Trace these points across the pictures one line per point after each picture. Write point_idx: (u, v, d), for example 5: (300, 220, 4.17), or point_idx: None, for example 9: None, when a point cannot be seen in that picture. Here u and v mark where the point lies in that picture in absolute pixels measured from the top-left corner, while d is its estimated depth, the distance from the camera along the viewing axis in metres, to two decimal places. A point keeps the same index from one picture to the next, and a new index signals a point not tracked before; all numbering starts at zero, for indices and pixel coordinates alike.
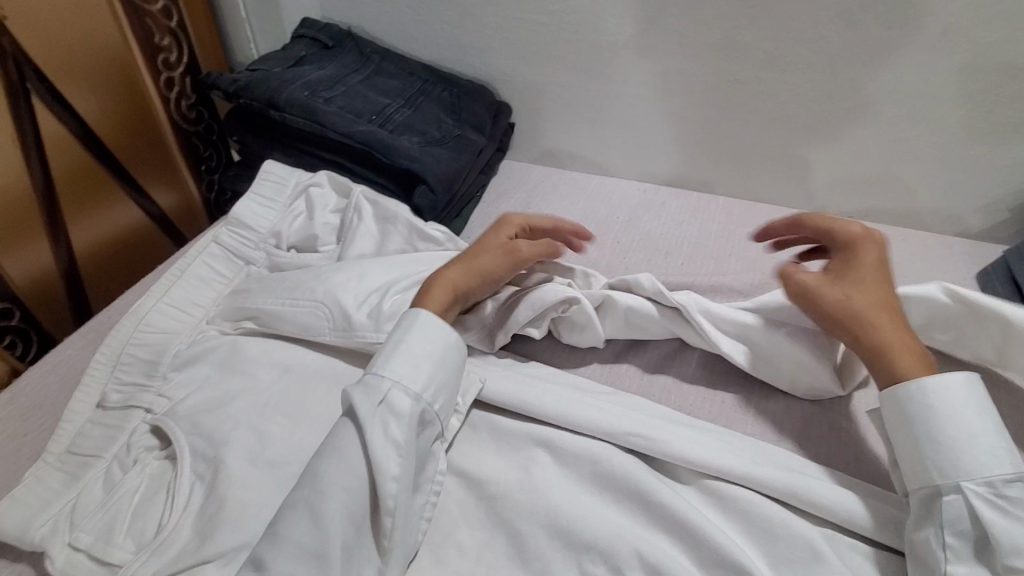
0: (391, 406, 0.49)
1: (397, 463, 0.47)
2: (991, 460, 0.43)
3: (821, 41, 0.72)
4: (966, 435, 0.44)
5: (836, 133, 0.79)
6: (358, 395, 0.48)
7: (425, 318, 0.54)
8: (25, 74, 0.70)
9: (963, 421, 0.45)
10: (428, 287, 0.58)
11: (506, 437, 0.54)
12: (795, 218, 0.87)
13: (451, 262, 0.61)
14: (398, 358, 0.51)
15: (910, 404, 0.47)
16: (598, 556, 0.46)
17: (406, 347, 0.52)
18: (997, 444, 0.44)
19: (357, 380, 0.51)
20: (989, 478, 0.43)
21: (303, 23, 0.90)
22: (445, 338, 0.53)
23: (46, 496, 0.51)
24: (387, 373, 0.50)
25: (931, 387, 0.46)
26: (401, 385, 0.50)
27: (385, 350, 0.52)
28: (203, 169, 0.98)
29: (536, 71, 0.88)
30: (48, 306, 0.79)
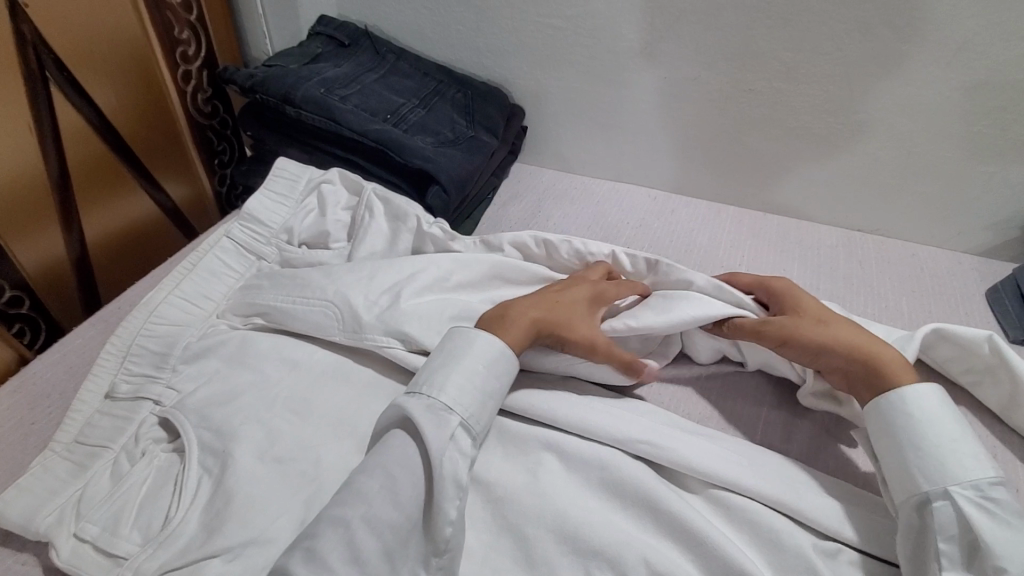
0: (457, 446, 0.47)
1: (455, 503, 0.45)
2: (975, 466, 0.44)
3: (837, 53, 0.72)
4: (946, 439, 0.46)
5: (849, 147, 0.79)
6: (428, 428, 0.46)
7: (500, 354, 0.52)
8: (45, 62, 0.70)
9: (939, 425, 0.47)
10: (508, 319, 0.56)
11: (513, 439, 0.54)
12: (804, 230, 0.87)
13: (524, 303, 0.58)
14: (467, 392, 0.49)
15: (894, 415, 0.49)
16: (606, 562, 0.46)
17: (476, 381, 0.50)
18: (977, 450, 0.45)
19: (420, 405, 0.48)
20: (967, 481, 0.44)
21: (320, 21, 0.90)
22: (511, 378, 0.52)
23: (54, 486, 0.51)
24: (456, 408, 0.48)
25: (909, 397, 0.48)
26: (467, 423, 0.48)
27: (452, 379, 0.49)
28: (216, 163, 0.98)
29: (551, 76, 0.88)
30: (58, 294, 0.79)
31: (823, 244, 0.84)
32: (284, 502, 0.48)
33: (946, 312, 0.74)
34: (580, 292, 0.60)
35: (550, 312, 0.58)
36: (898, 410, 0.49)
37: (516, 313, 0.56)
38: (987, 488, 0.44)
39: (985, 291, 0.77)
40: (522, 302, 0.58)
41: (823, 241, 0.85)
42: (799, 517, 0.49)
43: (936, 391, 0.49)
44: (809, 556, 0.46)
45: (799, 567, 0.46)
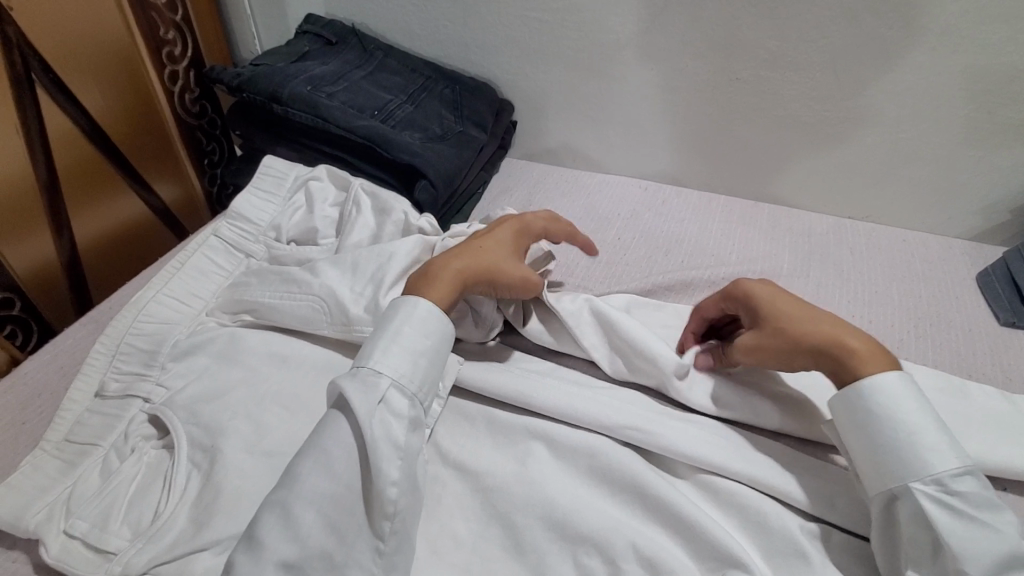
0: (389, 408, 0.47)
1: (396, 466, 0.46)
2: (938, 458, 0.43)
3: (822, 40, 0.72)
4: (909, 431, 0.44)
5: (837, 134, 0.79)
6: (355, 394, 0.46)
7: (423, 311, 0.51)
8: (31, 64, 0.70)
9: (899, 418, 0.45)
10: (431, 276, 0.55)
11: (501, 428, 0.55)
12: (795, 218, 0.87)
13: (447, 253, 0.57)
14: (396, 354, 0.49)
15: (857, 409, 0.47)
16: (594, 549, 0.46)
17: (405, 343, 0.49)
18: (939, 439, 0.44)
19: (348, 375, 0.48)
20: (936, 477, 0.43)
21: (307, 19, 0.90)
22: (442, 333, 0.52)
23: (44, 483, 0.51)
24: (384, 370, 0.48)
25: (867, 389, 0.46)
26: (399, 384, 0.48)
27: (379, 343, 0.49)
28: (206, 163, 0.98)
29: (539, 70, 0.88)
30: (48, 295, 0.79)
31: (814, 232, 0.84)
32: None
33: (938, 297, 0.74)
34: (504, 233, 0.60)
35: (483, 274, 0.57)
36: (863, 405, 0.47)
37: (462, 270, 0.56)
38: (950, 480, 0.42)
39: (976, 275, 0.77)
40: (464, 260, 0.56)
41: (813, 228, 0.85)
42: (785, 500, 0.49)
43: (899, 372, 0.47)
44: (795, 539, 0.47)
45: (786, 548, 0.46)
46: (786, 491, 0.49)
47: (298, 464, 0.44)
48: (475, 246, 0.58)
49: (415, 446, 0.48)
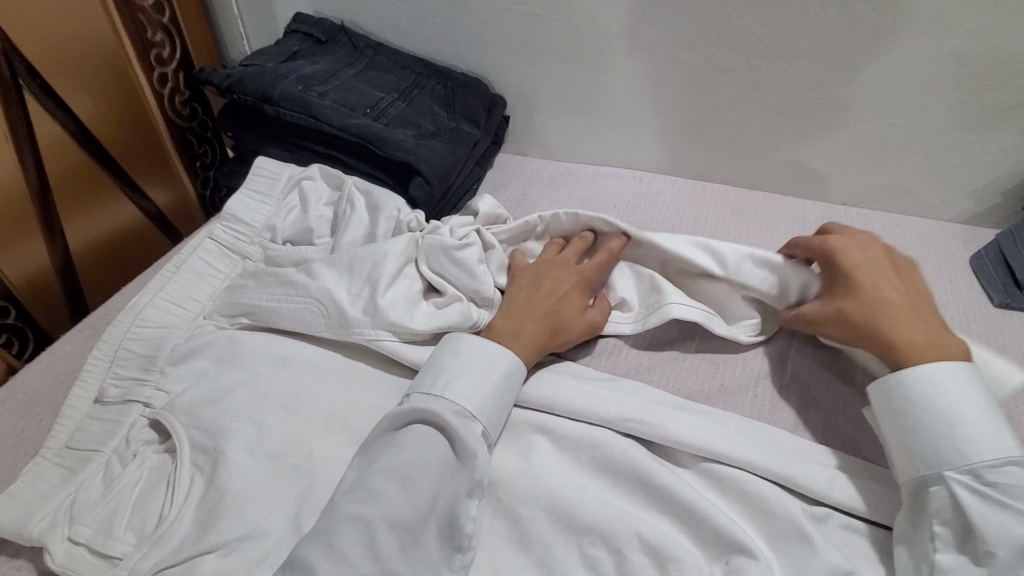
0: (480, 452, 0.49)
1: (473, 503, 0.48)
2: (975, 448, 0.44)
3: (813, 27, 0.73)
4: (952, 420, 0.46)
5: (829, 121, 0.80)
6: (455, 434, 0.49)
7: (511, 362, 0.54)
8: (19, 71, 0.70)
9: (941, 407, 0.47)
10: (517, 335, 0.57)
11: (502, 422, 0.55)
12: (789, 205, 0.87)
13: (532, 312, 0.59)
14: (489, 401, 0.52)
15: (896, 397, 0.49)
16: (599, 538, 0.46)
17: (497, 392, 0.52)
18: (982, 430, 0.45)
19: (448, 409, 0.50)
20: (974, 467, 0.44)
21: (296, 18, 0.90)
22: (522, 384, 0.55)
23: (45, 491, 0.50)
24: (479, 416, 0.51)
25: (909, 378, 0.48)
26: (488, 431, 0.51)
27: (475, 386, 0.52)
28: (198, 166, 0.97)
29: (530, 64, 0.88)
30: (44, 302, 0.78)
31: (808, 219, 0.85)
32: (277, 497, 0.48)
33: (932, 281, 0.75)
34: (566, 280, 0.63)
35: (554, 331, 0.59)
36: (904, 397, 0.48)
37: (524, 333, 0.58)
38: (985, 470, 0.44)
39: (970, 258, 0.78)
40: (527, 326, 0.58)
41: (807, 215, 0.85)
42: (787, 486, 0.50)
43: (943, 364, 0.48)
44: (797, 523, 0.47)
45: (789, 533, 0.47)
46: (786, 476, 0.49)
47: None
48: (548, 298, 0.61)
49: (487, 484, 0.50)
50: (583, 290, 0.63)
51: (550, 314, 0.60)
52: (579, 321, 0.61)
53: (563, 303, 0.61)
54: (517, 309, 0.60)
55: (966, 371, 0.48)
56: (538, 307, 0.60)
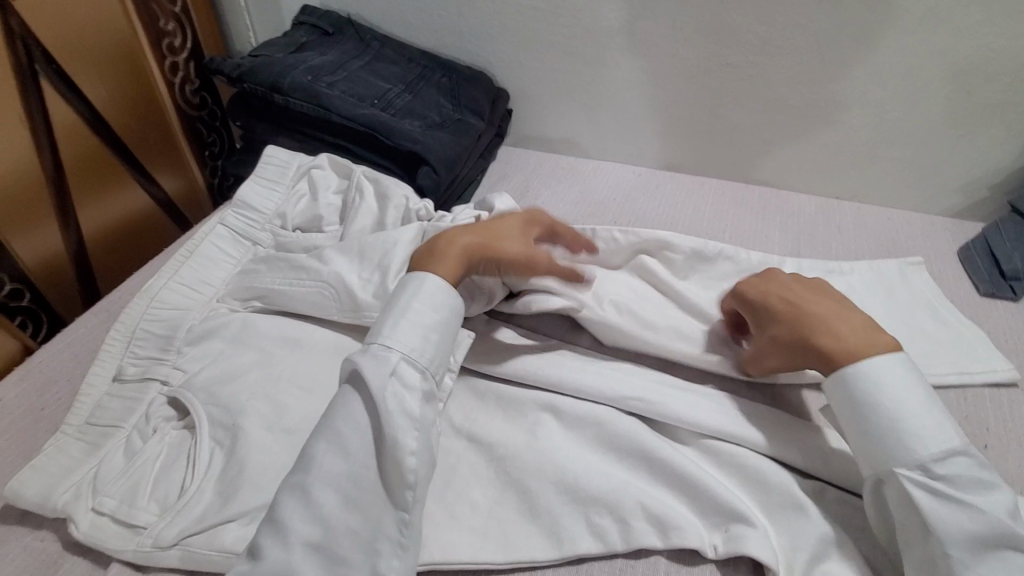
0: (401, 382, 0.49)
1: (414, 437, 0.47)
2: (923, 444, 0.45)
3: (808, 24, 0.75)
4: (925, 410, 0.46)
5: (823, 115, 0.82)
6: (368, 371, 0.48)
7: (423, 285, 0.53)
8: (34, 55, 0.71)
9: (891, 403, 0.46)
10: (442, 252, 0.55)
11: (449, 349, 0.54)
12: (784, 198, 0.90)
13: (463, 230, 0.58)
14: (405, 329, 0.51)
15: (858, 390, 0.48)
16: (604, 508, 0.49)
17: (412, 318, 0.51)
18: (927, 423, 0.45)
19: (362, 351, 0.50)
20: (942, 454, 0.44)
21: (303, 10, 0.91)
22: (453, 305, 0.54)
23: (67, 465, 0.52)
24: (393, 346, 0.50)
25: (861, 374, 0.48)
26: (409, 358, 0.50)
27: (387, 320, 0.51)
28: (207, 155, 0.99)
29: (534, 57, 0.90)
30: (57, 287, 0.79)
31: (802, 212, 0.87)
32: None
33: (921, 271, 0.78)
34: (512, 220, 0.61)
35: (487, 237, 0.58)
36: (875, 392, 0.47)
37: (448, 250, 0.56)
38: (934, 463, 0.44)
39: (957, 249, 0.81)
40: (454, 229, 0.58)
41: (802, 208, 0.88)
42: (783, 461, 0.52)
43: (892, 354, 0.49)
44: (792, 495, 0.49)
45: (785, 503, 0.49)
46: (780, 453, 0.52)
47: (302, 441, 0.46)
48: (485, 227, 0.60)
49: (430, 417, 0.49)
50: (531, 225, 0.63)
51: (483, 224, 0.60)
52: (513, 237, 0.60)
53: (503, 220, 0.61)
54: (454, 227, 0.59)
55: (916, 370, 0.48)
56: (467, 229, 0.58)
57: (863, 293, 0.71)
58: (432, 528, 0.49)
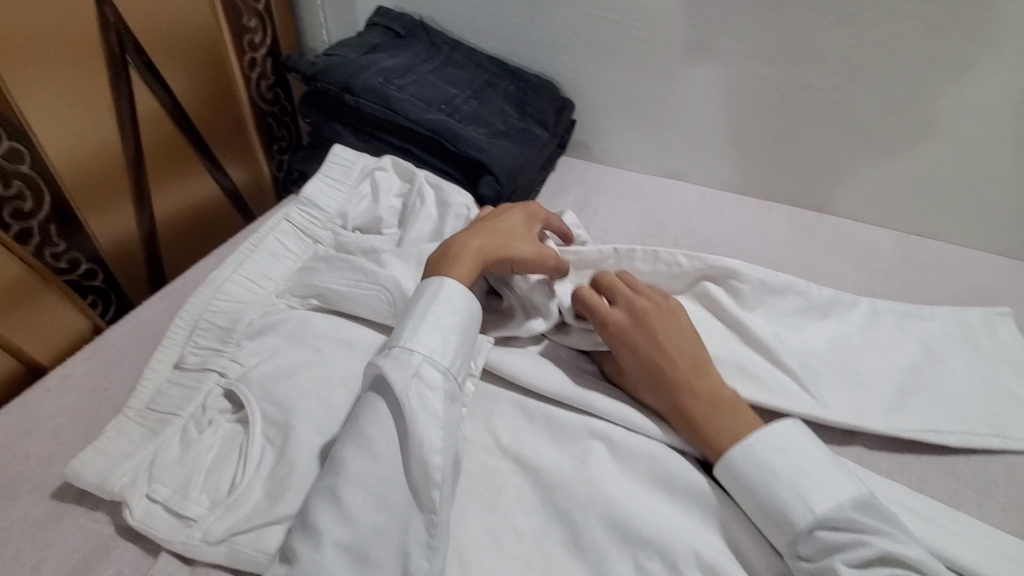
0: (423, 381, 0.48)
1: (439, 436, 0.46)
2: (789, 516, 0.46)
3: (904, 51, 0.70)
4: (794, 472, 0.47)
5: (911, 147, 0.77)
6: (390, 372, 0.48)
7: (439, 288, 0.53)
8: (126, 46, 0.74)
9: (752, 478, 0.48)
10: (454, 255, 0.57)
11: (469, 350, 0.53)
12: (859, 232, 0.85)
13: (473, 233, 0.59)
14: (425, 331, 0.50)
15: (736, 468, 0.49)
16: (655, 552, 0.46)
17: (432, 319, 0.51)
18: (802, 496, 0.46)
19: (384, 356, 0.49)
20: (823, 517, 0.45)
21: (377, 11, 0.92)
22: (470, 307, 0.53)
23: (127, 449, 0.53)
24: (414, 347, 0.49)
25: (737, 451, 0.49)
26: (431, 359, 0.49)
27: (407, 325, 0.51)
28: (275, 149, 1.02)
29: (603, 69, 0.88)
30: (129, 269, 0.82)
31: (879, 248, 0.82)
32: None
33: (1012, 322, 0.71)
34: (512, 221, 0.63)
35: (496, 238, 0.59)
36: (743, 455, 0.49)
37: (462, 254, 0.57)
38: (804, 535, 0.45)
39: None
40: (462, 234, 0.59)
41: (879, 244, 0.83)
42: None
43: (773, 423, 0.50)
44: None
45: None
46: None
47: (352, 451, 0.45)
48: (493, 229, 0.61)
49: (454, 417, 0.48)
50: (528, 224, 0.64)
51: (487, 227, 0.61)
52: (517, 235, 0.61)
53: (501, 220, 0.62)
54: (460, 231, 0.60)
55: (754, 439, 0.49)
56: (476, 231, 0.60)
57: (945, 341, 0.66)
58: (474, 552, 0.48)
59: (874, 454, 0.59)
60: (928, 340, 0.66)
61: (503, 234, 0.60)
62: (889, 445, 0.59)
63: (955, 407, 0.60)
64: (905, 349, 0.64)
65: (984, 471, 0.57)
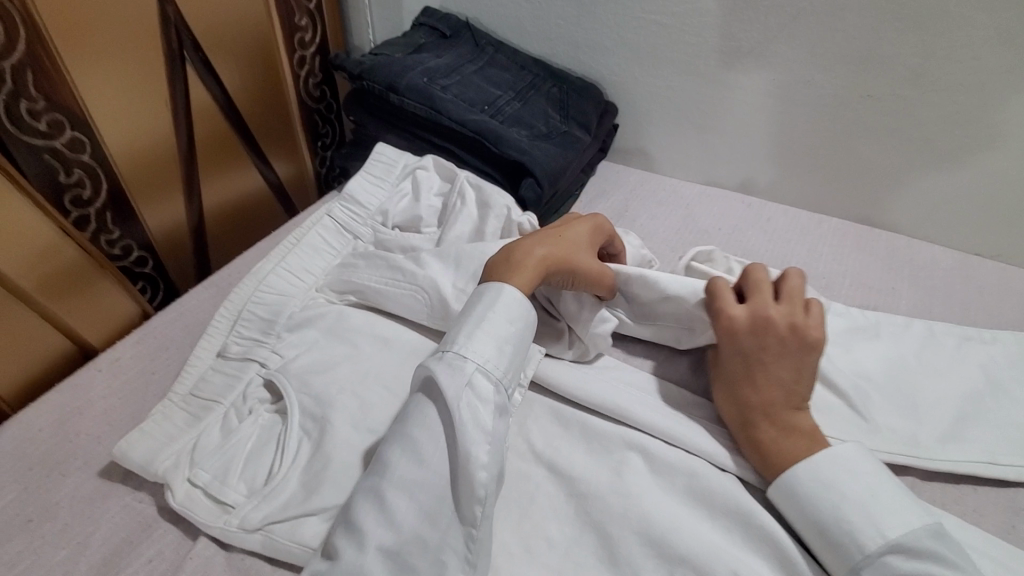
0: (475, 392, 0.47)
1: (486, 450, 0.46)
2: (856, 536, 0.43)
3: (974, 60, 0.67)
4: (860, 495, 0.45)
5: (975, 161, 0.73)
6: (443, 378, 0.47)
7: (499, 296, 0.52)
8: (185, 42, 0.76)
9: (819, 494, 0.46)
10: (517, 264, 0.56)
11: (520, 362, 0.52)
12: (913, 248, 0.81)
13: (539, 242, 0.58)
14: (481, 339, 0.50)
15: (798, 483, 0.47)
16: (692, 571, 0.45)
17: (489, 328, 0.50)
18: (872, 518, 0.44)
19: (438, 359, 0.49)
20: (893, 545, 0.43)
21: (424, 12, 0.93)
22: (526, 319, 0.53)
23: (171, 433, 0.55)
24: (469, 355, 0.48)
25: (802, 466, 0.47)
26: (485, 369, 0.48)
27: (464, 329, 0.50)
28: (319, 145, 1.04)
29: (649, 73, 0.87)
30: (177, 258, 0.85)
31: (935, 266, 0.78)
32: None
33: None
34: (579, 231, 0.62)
35: (562, 250, 0.58)
36: (807, 476, 0.47)
37: (525, 263, 0.56)
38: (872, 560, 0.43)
39: None
40: (527, 241, 0.59)
41: (934, 261, 0.79)
42: None
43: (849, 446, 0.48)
44: None
45: None
46: None
47: (388, 448, 0.46)
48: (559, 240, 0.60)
49: (502, 431, 0.47)
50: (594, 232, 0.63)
51: (552, 236, 0.60)
52: (581, 245, 0.61)
53: (566, 227, 0.62)
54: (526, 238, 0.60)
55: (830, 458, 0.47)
56: (541, 241, 0.59)
57: (1007, 368, 0.62)
58: (505, 557, 0.47)
59: (926, 483, 0.56)
60: (988, 366, 0.62)
61: (568, 247, 0.59)
62: (943, 475, 0.56)
63: (1017, 437, 0.56)
64: (962, 373, 0.61)
65: None
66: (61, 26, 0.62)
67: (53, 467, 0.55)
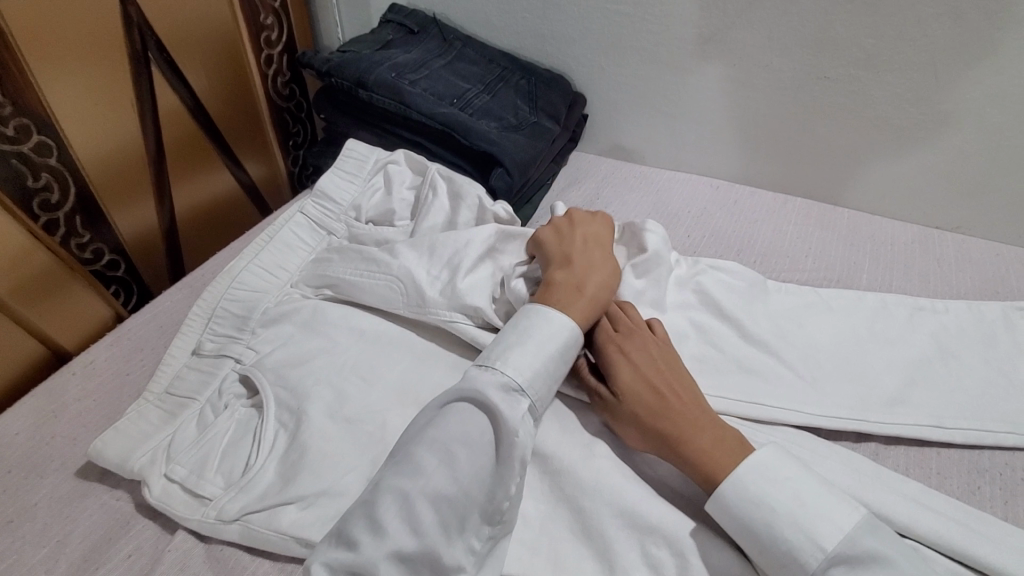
0: (526, 430, 0.47)
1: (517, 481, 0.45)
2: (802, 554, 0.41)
3: (923, 39, 0.69)
4: (792, 507, 0.43)
5: (931, 137, 0.76)
6: (504, 410, 0.46)
7: (567, 336, 0.52)
8: (148, 44, 0.76)
9: (755, 514, 0.43)
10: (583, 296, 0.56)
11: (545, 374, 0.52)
12: (877, 225, 0.83)
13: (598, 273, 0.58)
14: (540, 376, 0.49)
15: (732, 508, 0.44)
16: (662, 539, 0.46)
17: (548, 367, 0.50)
18: (810, 528, 0.42)
19: (496, 384, 0.47)
20: (835, 552, 0.41)
21: (391, 9, 0.93)
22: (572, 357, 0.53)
23: (146, 430, 0.55)
24: (529, 392, 0.48)
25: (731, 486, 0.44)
26: (536, 407, 0.48)
27: (529, 360, 0.49)
28: (291, 144, 1.05)
29: (614, 63, 0.88)
30: (149, 262, 0.84)
31: (898, 240, 0.81)
32: (352, 461, 0.50)
33: None
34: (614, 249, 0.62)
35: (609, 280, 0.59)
36: (726, 506, 0.44)
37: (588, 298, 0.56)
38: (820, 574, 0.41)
39: None
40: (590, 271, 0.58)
41: (896, 237, 0.81)
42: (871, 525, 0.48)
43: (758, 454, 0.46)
44: None
45: None
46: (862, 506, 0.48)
47: None
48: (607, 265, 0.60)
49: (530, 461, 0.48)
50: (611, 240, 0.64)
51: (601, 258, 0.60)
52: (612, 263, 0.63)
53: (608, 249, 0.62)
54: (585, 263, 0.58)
55: (751, 474, 0.45)
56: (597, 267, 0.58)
57: (965, 334, 0.64)
58: None
59: (889, 448, 0.58)
60: (943, 334, 0.64)
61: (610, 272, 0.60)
62: (905, 439, 0.58)
63: (973, 401, 0.59)
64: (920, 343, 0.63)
65: (1000, 465, 0.56)
66: (25, 29, 0.62)
67: (29, 469, 0.55)
